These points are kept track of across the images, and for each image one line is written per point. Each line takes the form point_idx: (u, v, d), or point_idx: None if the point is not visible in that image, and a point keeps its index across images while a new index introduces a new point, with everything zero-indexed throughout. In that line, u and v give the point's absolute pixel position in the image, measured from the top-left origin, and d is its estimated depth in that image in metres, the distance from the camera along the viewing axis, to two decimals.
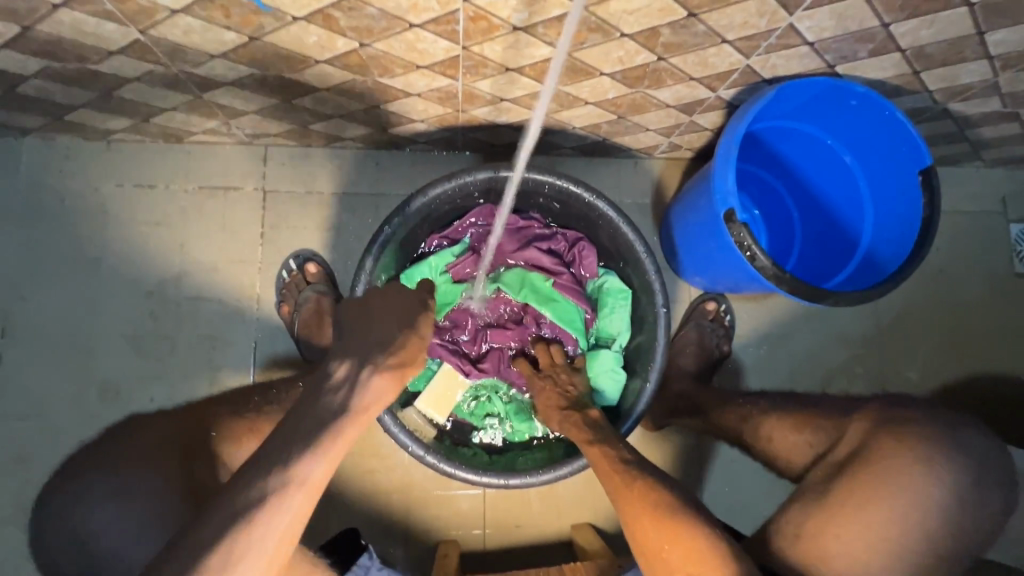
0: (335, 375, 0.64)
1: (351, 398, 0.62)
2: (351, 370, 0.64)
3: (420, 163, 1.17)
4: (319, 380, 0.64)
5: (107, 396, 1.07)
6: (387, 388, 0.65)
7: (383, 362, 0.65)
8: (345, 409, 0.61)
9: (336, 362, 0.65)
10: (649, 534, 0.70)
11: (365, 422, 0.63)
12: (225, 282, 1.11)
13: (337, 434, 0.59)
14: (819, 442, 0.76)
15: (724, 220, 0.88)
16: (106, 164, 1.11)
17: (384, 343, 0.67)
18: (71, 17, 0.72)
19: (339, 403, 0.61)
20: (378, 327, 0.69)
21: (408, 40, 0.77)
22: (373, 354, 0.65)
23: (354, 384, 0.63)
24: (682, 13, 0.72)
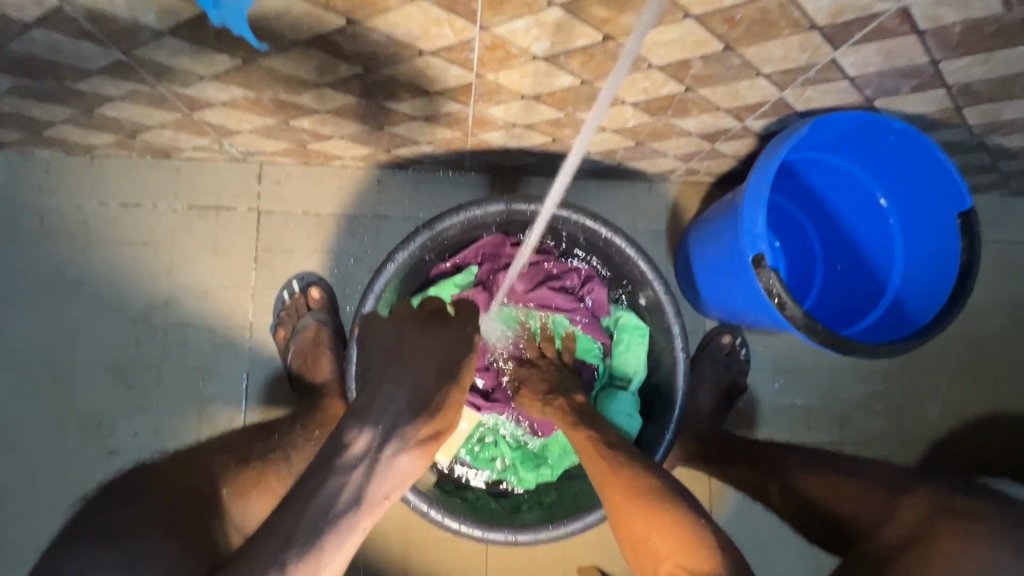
0: (352, 449, 0.54)
1: (370, 483, 0.54)
2: (374, 445, 0.55)
3: (425, 184, 1.11)
4: (333, 450, 0.55)
5: (88, 429, 1.01)
6: (413, 465, 0.58)
7: (410, 437, 0.57)
8: (360, 498, 0.52)
9: (354, 431, 0.55)
10: (635, 525, 0.67)
11: (384, 507, 0.56)
12: (216, 308, 1.05)
13: (353, 528, 0.51)
14: (867, 514, 0.75)
15: (752, 263, 0.82)
16: (90, 181, 1.04)
17: (416, 407, 0.59)
18: (45, 36, 0.65)
19: (352, 488, 0.52)
20: (411, 381, 0.61)
21: (417, 66, 0.71)
22: (403, 424, 0.57)
23: (375, 464, 0.54)
24: (718, 46, 0.66)
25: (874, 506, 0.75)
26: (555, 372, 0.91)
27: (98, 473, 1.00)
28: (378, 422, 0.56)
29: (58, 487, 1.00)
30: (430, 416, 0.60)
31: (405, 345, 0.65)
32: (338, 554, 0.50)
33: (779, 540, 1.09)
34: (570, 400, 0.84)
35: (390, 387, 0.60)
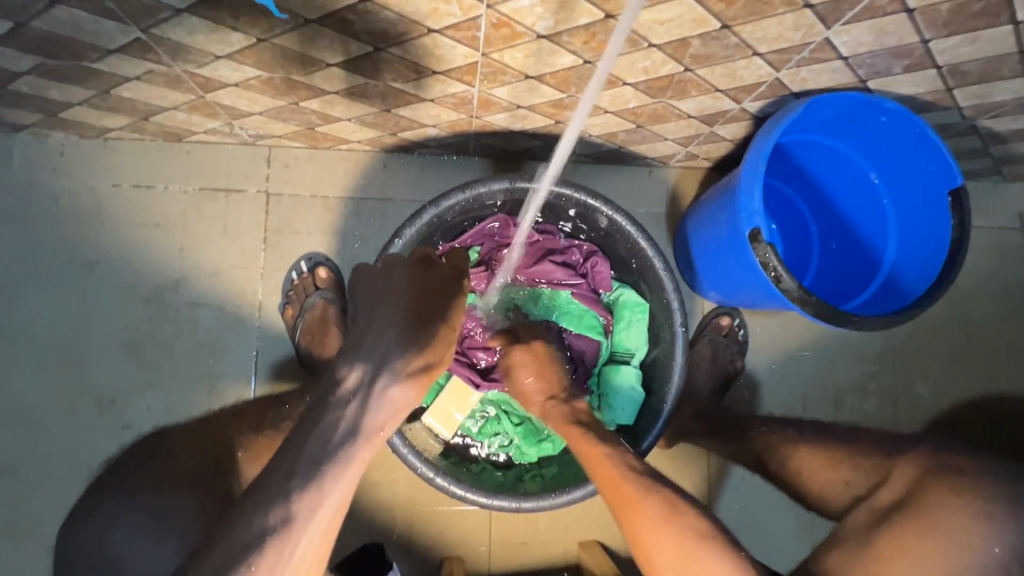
0: (344, 384, 0.58)
1: (364, 413, 0.58)
2: (365, 379, 0.58)
3: (430, 168, 1.13)
4: (328, 388, 0.59)
5: (102, 405, 1.03)
6: (406, 397, 0.61)
7: (401, 369, 0.60)
8: (356, 430, 0.57)
9: (346, 368, 0.59)
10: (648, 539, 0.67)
11: (381, 439, 0.59)
12: (226, 288, 1.08)
13: (353, 458, 0.56)
14: (862, 481, 0.78)
15: (749, 239, 0.85)
16: (103, 163, 1.07)
17: (407, 342, 0.61)
18: (68, 13, 0.67)
19: (348, 422, 0.56)
20: (401, 317, 0.63)
21: (425, 45, 0.73)
22: (393, 357, 0.60)
23: (368, 396, 0.58)
24: (715, 24, 0.69)
25: (868, 473, 0.78)
26: (557, 367, 0.90)
27: (112, 448, 1.03)
28: (368, 357, 0.59)
29: (72, 461, 1.02)
30: (422, 350, 0.62)
31: (393, 287, 0.68)
32: (338, 485, 0.54)
33: (776, 515, 1.12)
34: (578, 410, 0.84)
35: (378, 325, 0.62)
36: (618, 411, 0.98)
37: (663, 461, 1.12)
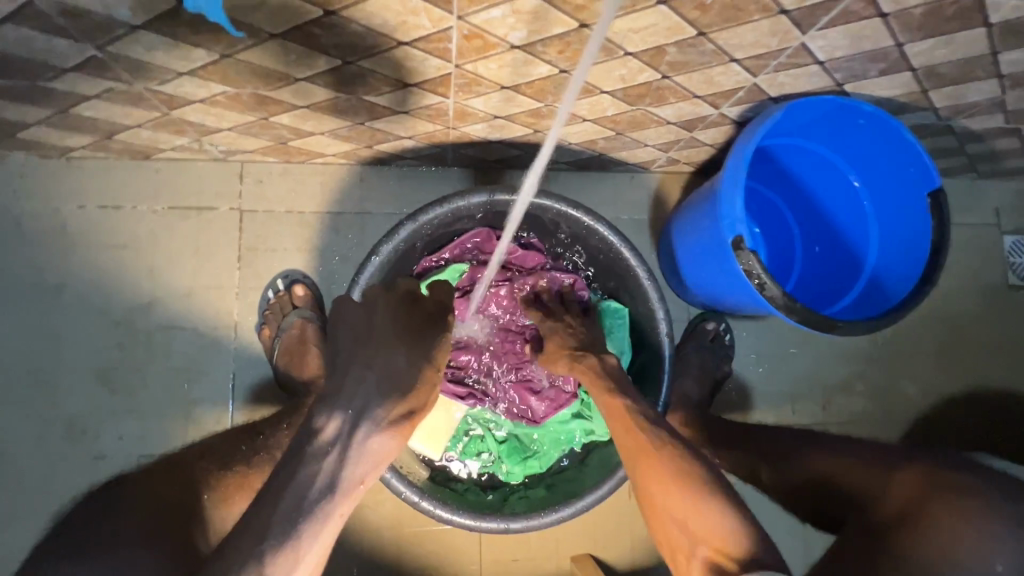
0: (321, 436, 0.55)
1: (347, 466, 0.55)
2: (344, 429, 0.55)
3: (409, 180, 1.11)
4: (302, 440, 0.55)
5: (71, 436, 0.99)
6: (387, 446, 0.59)
7: (382, 419, 0.58)
8: (334, 485, 0.53)
9: (323, 417, 0.56)
10: (669, 500, 0.67)
11: (360, 489, 0.57)
12: (200, 310, 1.04)
13: (330, 515, 0.52)
14: (857, 490, 0.77)
15: (732, 246, 0.84)
16: (66, 184, 1.03)
17: (388, 388, 0.60)
18: (17, 32, 0.64)
19: (325, 476, 0.53)
20: (381, 361, 0.61)
21: (397, 58, 0.71)
22: (373, 407, 0.58)
23: (348, 448, 0.55)
24: (691, 31, 0.67)
25: (864, 483, 0.77)
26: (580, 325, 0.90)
27: (82, 481, 0.98)
28: (347, 407, 0.56)
29: (41, 496, 0.98)
30: (402, 396, 0.61)
31: (373, 324, 0.66)
32: (316, 544, 0.51)
33: (768, 518, 1.11)
34: (601, 361, 0.83)
35: (358, 369, 0.60)
36: None
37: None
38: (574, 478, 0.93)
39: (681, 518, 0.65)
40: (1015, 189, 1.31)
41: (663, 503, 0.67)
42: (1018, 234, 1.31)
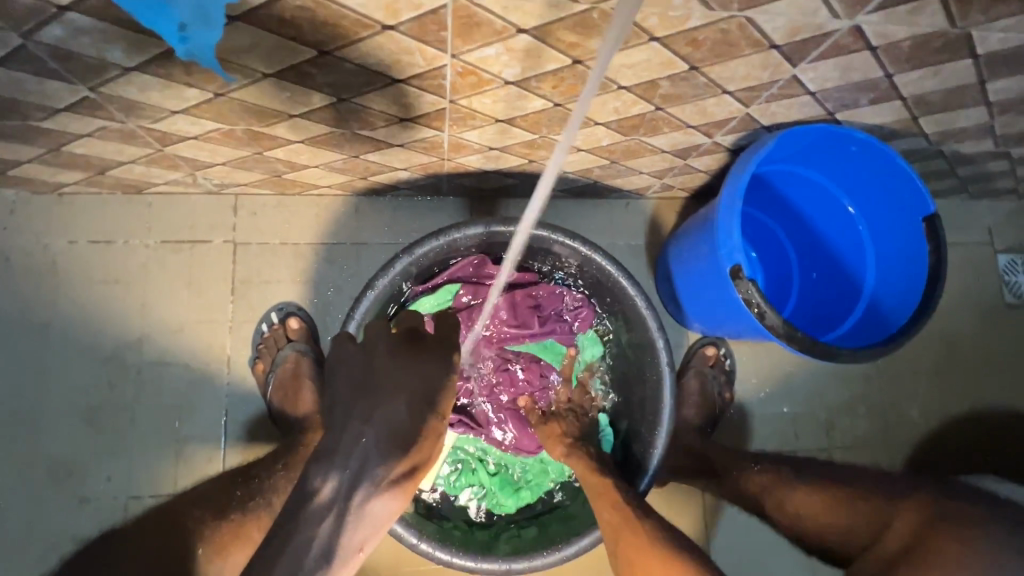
0: (317, 498, 0.51)
1: (342, 535, 0.50)
2: (341, 490, 0.51)
3: (404, 210, 1.11)
4: (297, 500, 0.51)
5: (57, 478, 0.96)
6: (389, 508, 0.53)
7: (382, 478, 0.52)
8: (329, 556, 0.49)
9: (319, 478, 0.52)
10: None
11: (359, 558, 0.52)
12: (191, 344, 1.02)
13: None
14: (863, 524, 0.75)
15: (729, 274, 0.83)
16: (57, 219, 1.02)
17: (388, 447, 0.53)
18: (9, 75, 0.64)
19: (320, 544, 0.49)
20: (381, 414, 0.54)
21: (391, 94, 0.71)
22: (372, 466, 0.52)
23: (344, 513, 0.50)
24: (683, 66, 0.68)
25: (868, 515, 0.75)
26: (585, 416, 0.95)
27: (67, 525, 0.95)
28: (344, 466, 0.52)
29: (25, 541, 0.94)
30: (406, 455, 0.53)
31: (373, 368, 0.57)
32: None
33: (776, 549, 1.09)
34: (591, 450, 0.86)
35: (356, 423, 0.54)
36: None
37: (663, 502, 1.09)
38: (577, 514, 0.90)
39: None
40: (1005, 208, 1.32)
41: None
42: (1012, 253, 1.32)
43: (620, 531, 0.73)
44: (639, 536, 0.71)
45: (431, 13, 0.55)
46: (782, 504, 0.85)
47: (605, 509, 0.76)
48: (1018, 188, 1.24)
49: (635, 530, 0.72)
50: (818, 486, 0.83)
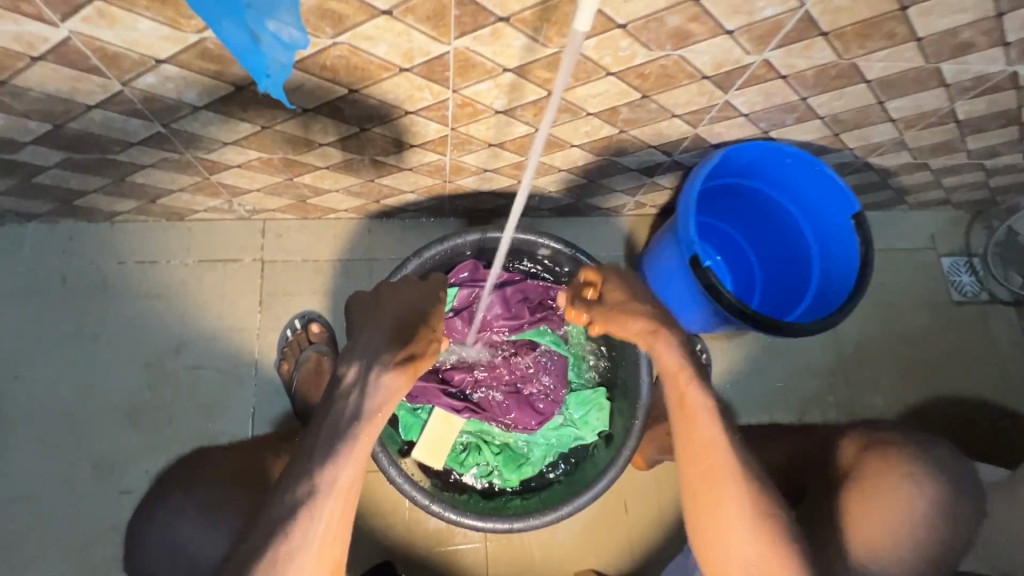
0: (345, 379, 0.71)
1: (365, 399, 0.69)
2: (361, 372, 0.70)
3: (410, 230, 1.27)
4: (333, 387, 0.72)
5: (101, 473, 1.07)
6: (398, 381, 0.70)
7: (388, 358, 0.71)
8: (360, 414, 0.68)
9: (345, 366, 0.72)
10: (713, 486, 0.75)
11: (381, 418, 0.69)
12: (224, 350, 1.15)
13: (359, 437, 0.67)
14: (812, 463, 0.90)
15: (690, 264, 0.98)
16: (108, 244, 1.16)
17: (392, 342, 0.73)
18: (102, 115, 0.80)
19: (352, 408, 0.68)
20: (386, 321, 0.76)
21: (404, 124, 0.89)
22: (382, 351, 0.71)
23: (364, 384, 0.69)
24: (636, 95, 0.86)
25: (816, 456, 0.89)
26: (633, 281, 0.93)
27: (109, 514, 1.05)
28: (361, 355, 0.72)
29: (71, 530, 1.04)
30: (404, 346, 0.73)
31: (382, 299, 0.80)
32: (351, 461, 0.65)
33: None
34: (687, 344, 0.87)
35: (370, 328, 0.75)
36: (590, 429, 1.08)
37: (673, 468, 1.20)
38: (570, 484, 1.03)
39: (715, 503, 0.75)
40: (943, 217, 1.50)
41: (707, 483, 0.76)
42: (954, 255, 1.48)
43: (703, 454, 0.77)
44: (725, 462, 0.76)
45: (438, 58, 0.72)
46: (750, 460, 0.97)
47: (692, 422, 0.79)
48: (948, 198, 1.42)
49: (721, 458, 0.76)
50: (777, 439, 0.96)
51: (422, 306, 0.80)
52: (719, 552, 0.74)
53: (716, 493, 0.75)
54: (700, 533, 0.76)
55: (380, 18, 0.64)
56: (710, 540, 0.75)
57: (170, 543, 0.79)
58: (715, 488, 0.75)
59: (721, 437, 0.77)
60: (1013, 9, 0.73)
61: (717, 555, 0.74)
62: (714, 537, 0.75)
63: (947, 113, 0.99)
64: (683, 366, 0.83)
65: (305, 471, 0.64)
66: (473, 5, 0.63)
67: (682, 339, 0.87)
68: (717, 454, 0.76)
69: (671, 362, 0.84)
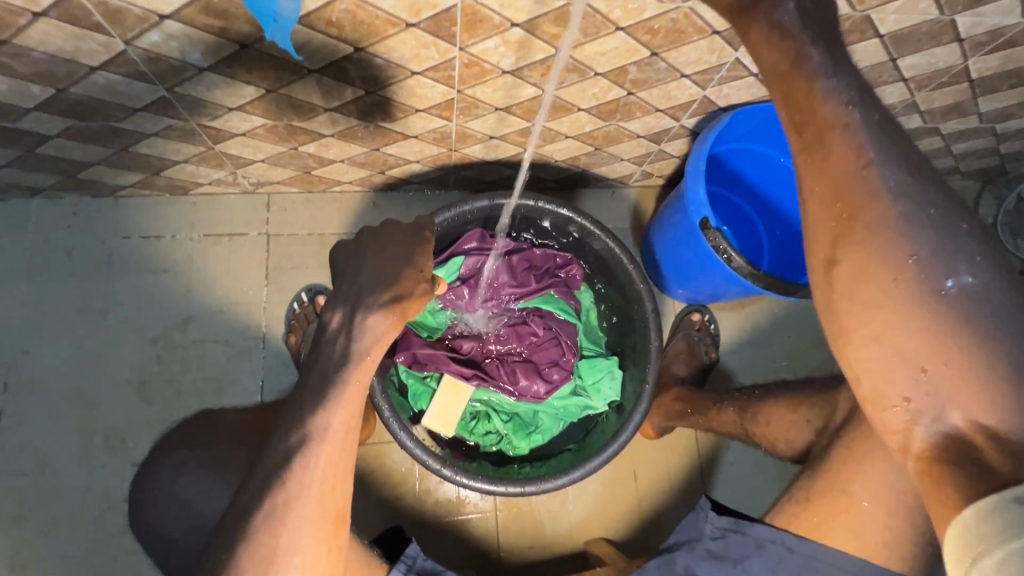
0: (331, 325, 0.72)
1: (351, 343, 0.69)
2: (345, 319, 0.71)
3: (415, 202, 1.26)
4: (320, 333, 0.73)
5: (113, 445, 1.08)
6: (383, 324, 0.70)
7: (371, 303, 0.71)
8: (349, 355, 0.69)
9: (329, 313, 0.73)
10: (861, 264, 0.50)
11: (370, 360, 0.70)
12: (231, 323, 1.15)
13: (348, 381, 0.68)
14: (818, 414, 0.89)
15: (701, 227, 0.98)
16: (112, 218, 1.16)
17: (374, 286, 0.72)
18: (105, 78, 0.80)
19: (341, 350, 0.69)
20: (368, 266, 0.75)
21: (409, 86, 0.87)
22: (364, 297, 0.71)
23: (349, 329, 0.70)
24: (645, 52, 0.84)
25: (821, 407, 0.89)
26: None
27: (123, 485, 1.07)
28: (345, 302, 0.72)
29: (85, 501, 1.05)
30: (388, 289, 0.72)
31: (362, 245, 0.78)
32: (343, 401, 0.66)
33: (765, 491, 1.20)
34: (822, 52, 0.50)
35: (352, 275, 0.75)
36: (599, 396, 1.07)
37: (682, 435, 1.21)
38: (579, 451, 1.04)
39: (870, 291, 0.50)
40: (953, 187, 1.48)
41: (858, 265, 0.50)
42: None
43: (852, 213, 0.50)
44: (871, 226, 0.50)
45: (445, 12, 0.71)
46: (761, 420, 0.98)
47: (819, 170, 0.52)
48: (959, 166, 1.41)
49: (867, 222, 0.50)
50: (780, 396, 0.97)
51: (410, 245, 0.78)
52: (874, 354, 0.51)
53: (868, 268, 0.50)
54: (833, 326, 0.53)
55: None
56: (846, 337, 0.52)
57: (183, 505, 0.79)
58: (847, 261, 0.51)
59: (872, 192, 0.50)
60: None
61: (858, 360, 0.52)
62: (864, 332, 0.51)
63: (960, 71, 0.98)
64: (825, 92, 0.50)
65: (300, 418, 0.65)
66: None
67: (837, 52, 0.51)
68: (862, 215, 0.50)
69: (802, 86, 0.51)
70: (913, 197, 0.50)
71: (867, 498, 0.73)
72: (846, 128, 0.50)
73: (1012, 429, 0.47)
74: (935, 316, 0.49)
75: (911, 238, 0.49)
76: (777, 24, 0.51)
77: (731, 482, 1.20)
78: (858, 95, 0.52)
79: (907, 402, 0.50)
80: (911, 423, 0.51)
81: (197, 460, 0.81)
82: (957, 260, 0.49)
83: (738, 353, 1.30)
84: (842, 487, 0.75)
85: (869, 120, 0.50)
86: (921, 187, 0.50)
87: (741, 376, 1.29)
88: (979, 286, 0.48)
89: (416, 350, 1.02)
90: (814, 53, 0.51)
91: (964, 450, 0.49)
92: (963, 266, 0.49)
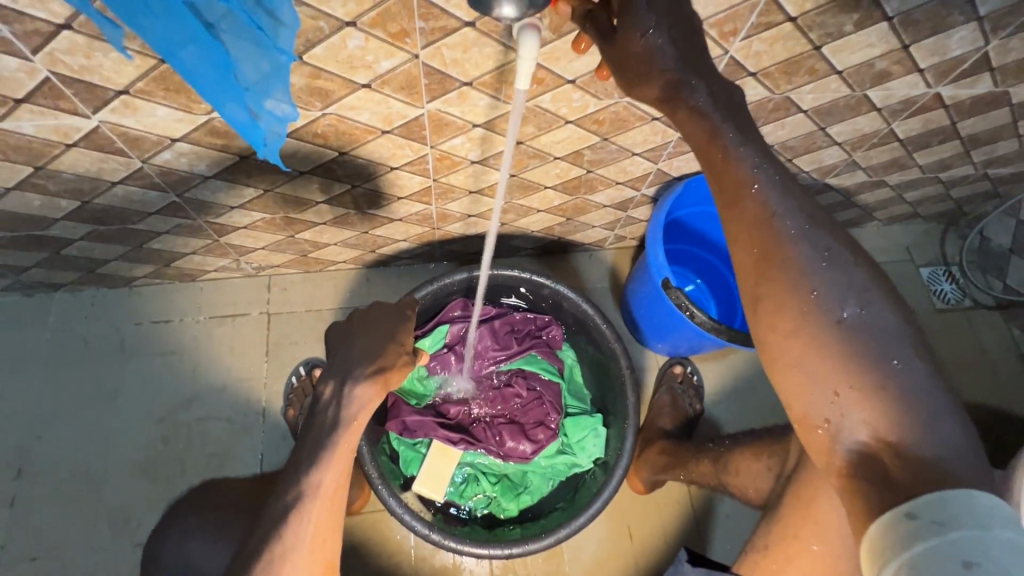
0: (323, 396, 0.79)
1: (340, 410, 0.76)
2: (335, 390, 0.78)
3: (405, 276, 1.35)
4: (314, 403, 0.79)
5: (117, 526, 1.12)
6: (369, 393, 0.77)
7: (358, 373, 0.78)
8: (339, 423, 0.75)
9: (323, 384, 0.80)
10: (772, 301, 0.55)
11: (356, 425, 0.76)
12: (232, 401, 1.22)
13: (335, 444, 0.73)
14: (776, 461, 0.93)
15: (662, 287, 1.06)
16: (126, 307, 1.26)
17: (361, 359, 0.80)
18: (124, 190, 0.91)
19: (335, 419, 0.75)
20: (358, 342, 0.82)
21: (390, 178, 0.98)
22: (353, 369, 0.79)
23: (340, 399, 0.77)
24: (596, 138, 0.96)
25: (776, 452, 0.93)
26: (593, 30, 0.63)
27: (124, 567, 1.09)
28: (337, 373, 0.79)
29: None
30: (373, 361, 0.80)
31: (353, 325, 0.86)
32: (336, 460, 0.72)
33: None
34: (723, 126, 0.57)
35: (344, 349, 0.82)
36: (584, 452, 1.11)
37: (674, 489, 1.22)
38: (560, 514, 1.06)
39: (784, 325, 0.54)
40: (916, 230, 1.56)
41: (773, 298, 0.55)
42: (932, 265, 1.53)
43: (763, 257, 0.55)
44: (782, 268, 0.54)
45: (414, 120, 0.83)
46: (731, 468, 1.00)
47: (738, 212, 0.57)
48: (916, 212, 1.49)
49: (778, 263, 0.55)
50: (747, 443, 1.01)
51: (393, 324, 0.86)
52: (800, 378, 0.53)
53: (780, 305, 0.54)
54: (765, 357, 0.56)
55: (361, 91, 0.75)
56: (775, 363, 0.55)
57: None
58: (768, 296, 0.55)
59: (780, 238, 0.55)
60: (915, 40, 0.83)
61: (788, 387, 0.54)
62: (786, 359, 0.54)
63: (887, 133, 1.08)
64: (738, 157, 0.56)
65: (295, 477, 0.71)
66: (439, 74, 0.74)
67: (742, 124, 0.59)
68: (774, 258, 0.55)
69: (719, 155, 0.57)
70: (811, 241, 0.55)
71: (816, 541, 0.76)
72: (755, 189, 0.56)
73: (917, 446, 0.49)
74: (844, 352, 0.52)
75: (812, 277, 0.54)
76: (694, 107, 0.58)
77: (726, 536, 1.20)
78: (767, 159, 0.57)
79: (828, 423, 0.52)
80: (833, 443, 0.52)
81: (195, 536, 0.85)
82: (851, 297, 0.53)
83: (723, 404, 1.33)
84: (792, 532, 0.78)
85: (772, 175, 0.56)
86: (824, 226, 0.56)
87: (728, 426, 1.32)
88: (875, 317, 0.52)
89: (405, 418, 1.08)
90: (722, 120, 0.58)
91: (875, 466, 0.50)
92: (855, 299, 0.53)
